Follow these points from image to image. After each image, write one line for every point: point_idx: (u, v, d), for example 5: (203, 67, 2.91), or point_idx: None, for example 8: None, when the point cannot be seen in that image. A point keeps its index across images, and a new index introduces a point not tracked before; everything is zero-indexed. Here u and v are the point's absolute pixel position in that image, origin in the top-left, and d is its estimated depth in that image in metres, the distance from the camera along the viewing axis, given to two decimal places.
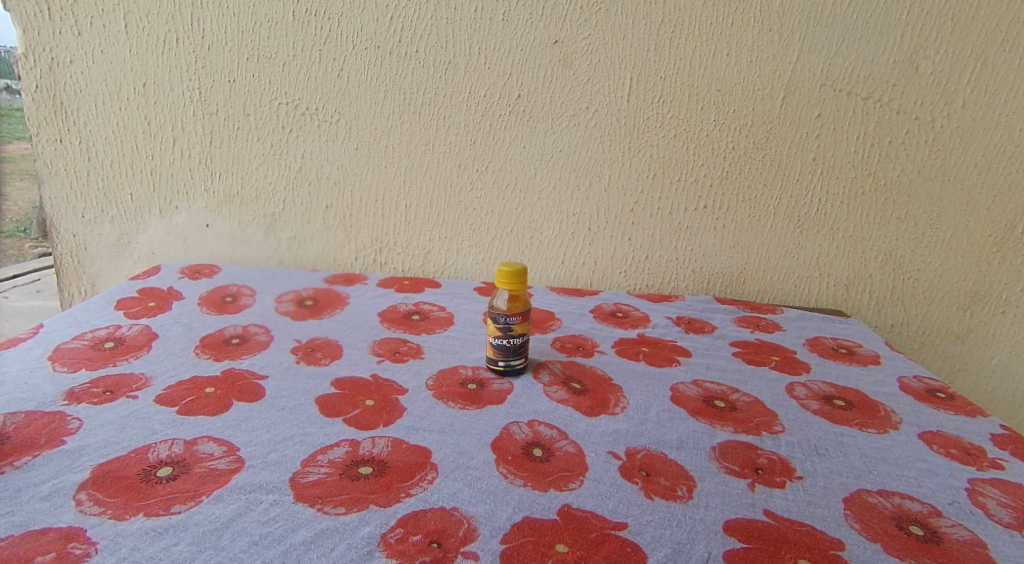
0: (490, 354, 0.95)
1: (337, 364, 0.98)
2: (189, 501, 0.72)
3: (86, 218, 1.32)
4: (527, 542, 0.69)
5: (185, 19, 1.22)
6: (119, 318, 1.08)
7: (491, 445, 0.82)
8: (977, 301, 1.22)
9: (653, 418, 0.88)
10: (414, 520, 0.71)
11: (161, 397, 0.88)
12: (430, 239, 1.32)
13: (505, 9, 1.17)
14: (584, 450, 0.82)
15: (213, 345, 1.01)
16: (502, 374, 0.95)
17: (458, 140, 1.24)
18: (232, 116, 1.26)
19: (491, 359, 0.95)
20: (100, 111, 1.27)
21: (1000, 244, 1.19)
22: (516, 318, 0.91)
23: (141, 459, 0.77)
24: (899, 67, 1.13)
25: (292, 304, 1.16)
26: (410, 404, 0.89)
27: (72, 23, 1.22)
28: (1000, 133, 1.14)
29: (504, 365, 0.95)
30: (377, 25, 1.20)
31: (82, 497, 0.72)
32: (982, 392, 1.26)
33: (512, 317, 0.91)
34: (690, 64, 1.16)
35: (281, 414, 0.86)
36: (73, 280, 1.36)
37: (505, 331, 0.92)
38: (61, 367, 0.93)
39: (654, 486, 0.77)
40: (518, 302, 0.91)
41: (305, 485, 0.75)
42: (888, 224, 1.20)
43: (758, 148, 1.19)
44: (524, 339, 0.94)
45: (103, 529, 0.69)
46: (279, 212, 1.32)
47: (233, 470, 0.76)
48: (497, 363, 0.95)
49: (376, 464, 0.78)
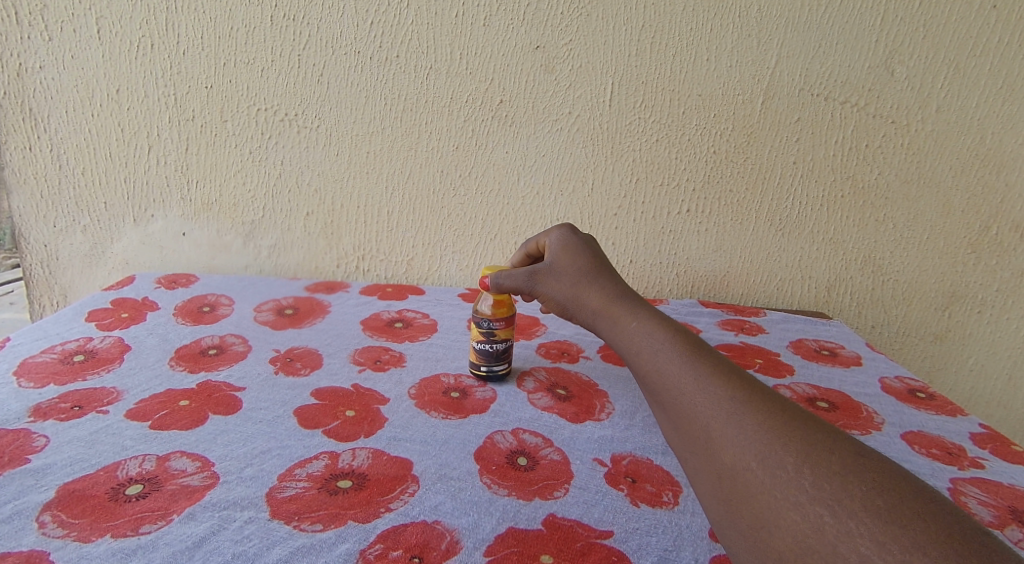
0: (472, 359, 0.93)
1: (318, 374, 0.94)
2: (159, 521, 0.66)
3: (58, 227, 1.29)
4: (511, 553, 0.64)
5: (159, 24, 1.18)
6: (90, 330, 1.04)
7: (473, 454, 0.77)
8: (955, 301, 1.25)
9: (638, 424, 0.85)
10: (394, 535, 0.65)
11: (132, 412, 0.83)
12: (413, 245, 1.30)
13: (486, 14, 1.16)
14: (570, 458, 0.77)
15: (188, 357, 0.97)
16: (485, 380, 0.92)
17: (441, 146, 1.23)
18: (209, 122, 1.23)
19: (474, 363, 0.92)
20: (71, 117, 1.23)
21: (975, 245, 1.21)
22: (499, 322, 0.89)
23: (110, 477, 0.71)
24: (874, 73, 1.15)
25: (272, 313, 1.13)
26: (392, 414, 0.84)
27: (41, 28, 1.18)
28: (972, 136, 1.16)
29: (486, 370, 0.91)
30: (357, 30, 1.17)
31: (46, 518, 0.66)
32: (960, 391, 1.30)
33: (496, 322, 0.89)
34: (671, 69, 1.16)
35: (259, 427, 0.80)
36: (44, 291, 1.33)
37: (488, 336, 0.90)
38: (28, 383, 0.88)
39: (640, 493, 0.72)
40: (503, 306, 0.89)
41: (282, 501, 0.69)
42: (867, 227, 1.22)
43: (739, 152, 1.20)
44: (508, 344, 0.92)
45: (66, 552, 0.62)
46: (259, 220, 1.30)
47: (207, 487, 0.70)
48: (480, 368, 0.92)
49: (356, 477, 0.72)
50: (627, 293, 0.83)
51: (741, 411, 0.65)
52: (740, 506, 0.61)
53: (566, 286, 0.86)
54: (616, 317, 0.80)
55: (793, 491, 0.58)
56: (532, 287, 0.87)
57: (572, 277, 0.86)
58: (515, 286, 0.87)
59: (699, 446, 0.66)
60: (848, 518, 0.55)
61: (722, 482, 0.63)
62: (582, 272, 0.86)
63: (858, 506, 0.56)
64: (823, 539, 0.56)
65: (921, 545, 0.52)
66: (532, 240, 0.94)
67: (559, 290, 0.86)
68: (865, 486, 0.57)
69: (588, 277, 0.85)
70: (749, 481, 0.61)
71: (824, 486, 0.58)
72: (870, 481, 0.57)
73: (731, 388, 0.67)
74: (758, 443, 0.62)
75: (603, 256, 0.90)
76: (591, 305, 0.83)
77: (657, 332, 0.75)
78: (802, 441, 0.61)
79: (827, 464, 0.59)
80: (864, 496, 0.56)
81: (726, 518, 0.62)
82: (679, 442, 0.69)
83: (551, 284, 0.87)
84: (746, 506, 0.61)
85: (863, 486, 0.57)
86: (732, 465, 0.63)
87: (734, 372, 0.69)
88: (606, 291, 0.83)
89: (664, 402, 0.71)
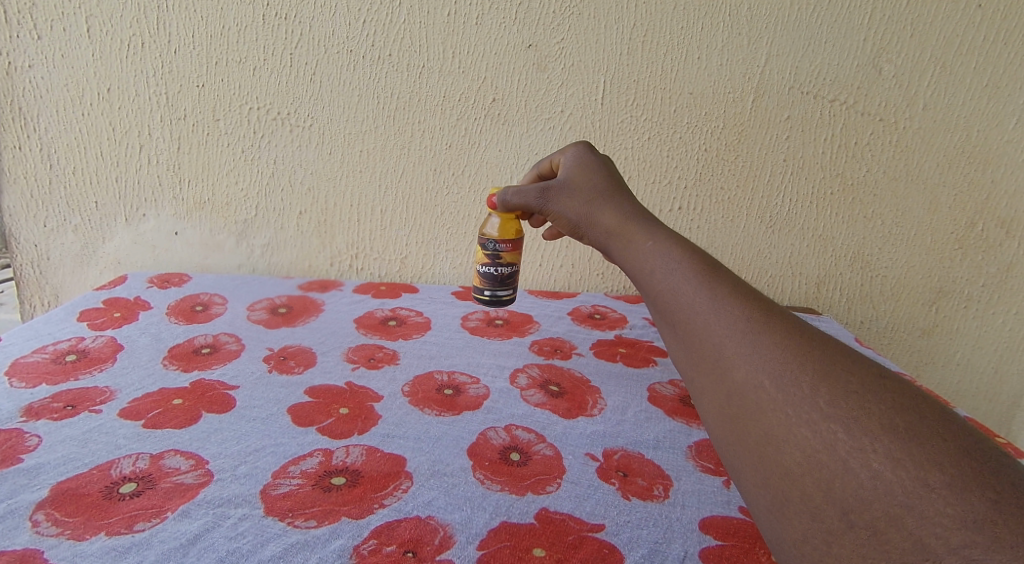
0: (477, 283, 0.96)
1: (311, 372, 0.94)
2: (154, 518, 0.66)
3: (49, 227, 1.29)
4: (504, 546, 0.64)
5: (150, 23, 1.18)
6: (81, 330, 1.03)
7: (467, 450, 0.77)
8: (942, 297, 1.26)
9: (630, 419, 0.86)
10: (388, 530, 0.65)
11: (126, 411, 0.83)
12: (406, 243, 1.31)
13: (479, 13, 1.16)
14: (562, 453, 0.78)
15: (181, 356, 0.97)
16: (488, 303, 0.96)
17: (434, 144, 1.23)
18: (201, 121, 1.23)
19: (478, 288, 0.96)
20: (61, 116, 1.23)
21: (961, 242, 1.23)
22: (505, 245, 0.92)
23: (104, 476, 0.71)
24: (862, 71, 1.15)
25: (265, 312, 1.13)
26: (386, 412, 0.84)
27: (30, 26, 1.18)
28: (959, 133, 1.17)
29: (490, 294, 0.95)
30: (349, 29, 1.17)
31: (39, 517, 0.65)
32: (948, 385, 1.31)
33: (502, 244, 0.92)
34: (662, 67, 1.17)
35: (253, 425, 0.80)
36: (35, 291, 1.33)
37: (493, 259, 0.93)
38: (20, 383, 0.88)
39: (631, 487, 0.73)
40: (509, 227, 0.92)
41: (276, 498, 0.69)
42: (857, 223, 1.23)
43: (730, 149, 1.21)
44: (513, 269, 0.95)
45: (59, 550, 0.62)
46: (251, 219, 1.30)
47: (202, 484, 0.70)
48: (483, 293, 0.95)
49: (350, 474, 0.73)
50: (645, 213, 0.74)
51: (758, 330, 0.57)
52: (747, 423, 0.55)
53: (577, 203, 0.79)
54: (630, 237, 0.72)
55: (807, 408, 0.52)
56: (542, 205, 0.83)
57: (585, 195, 0.79)
58: (525, 203, 0.85)
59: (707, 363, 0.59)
60: (863, 435, 0.49)
61: (731, 400, 0.56)
62: (597, 190, 0.79)
63: (874, 423, 0.49)
64: (833, 455, 0.50)
65: (938, 462, 0.47)
66: (547, 160, 0.90)
67: (570, 207, 0.80)
68: (883, 404, 0.50)
69: (603, 195, 0.78)
70: (759, 399, 0.55)
71: (840, 403, 0.51)
72: (889, 399, 0.50)
73: (748, 307, 0.59)
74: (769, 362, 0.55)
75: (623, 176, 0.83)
76: (604, 224, 0.75)
77: (675, 252, 0.66)
78: (820, 358, 0.54)
79: (844, 382, 0.52)
80: (882, 414, 0.50)
81: (731, 438, 0.57)
82: (684, 358, 0.62)
83: (562, 202, 0.81)
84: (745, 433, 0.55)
85: (881, 404, 0.50)
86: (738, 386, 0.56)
87: (752, 290, 0.61)
88: (623, 211, 0.75)
89: (672, 319, 0.63)
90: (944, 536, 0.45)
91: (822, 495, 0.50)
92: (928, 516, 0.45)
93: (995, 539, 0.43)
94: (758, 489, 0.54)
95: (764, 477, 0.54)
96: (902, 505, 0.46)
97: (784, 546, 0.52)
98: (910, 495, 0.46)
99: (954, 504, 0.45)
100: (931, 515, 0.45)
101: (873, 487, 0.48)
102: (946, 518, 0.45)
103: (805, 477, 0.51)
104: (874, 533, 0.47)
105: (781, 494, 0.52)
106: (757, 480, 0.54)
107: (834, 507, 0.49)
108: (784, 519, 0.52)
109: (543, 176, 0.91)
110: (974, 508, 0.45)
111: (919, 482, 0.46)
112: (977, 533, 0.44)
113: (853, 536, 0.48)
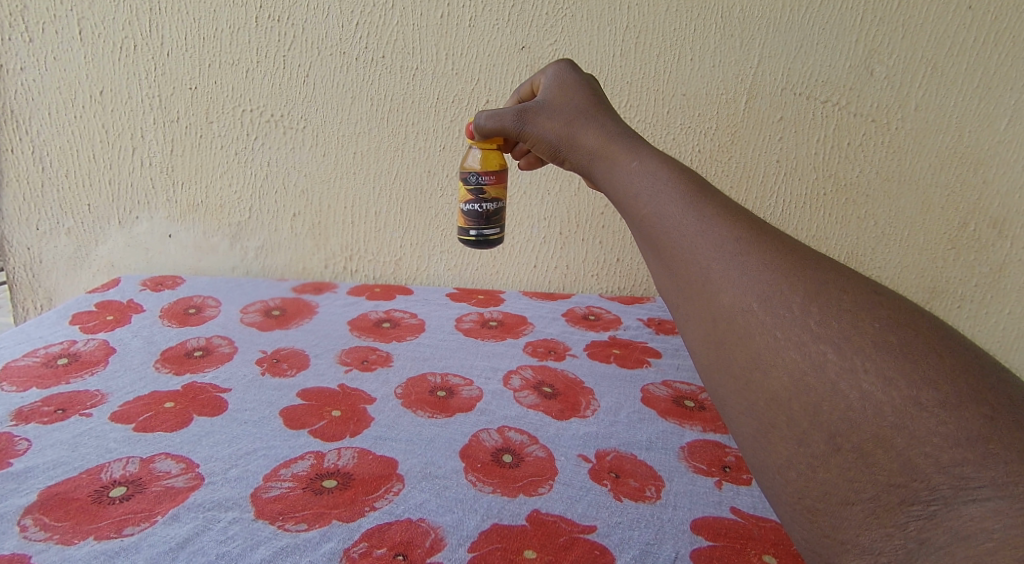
0: (461, 224, 0.93)
1: (303, 375, 0.94)
2: (143, 522, 0.65)
3: (41, 230, 1.29)
4: (495, 549, 0.64)
5: (143, 25, 1.18)
6: (74, 333, 1.03)
7: (459, 452, 0.77)
8: (935, 297, 1.26)
9: (623, 420, 0.86)
10: (378, 533, 0.65)
11: (117, 414, 0.82)
12: (401, 245, 1.30)
13: (471, 15, 1.16)
14: (555, 455, 0.78)
15: (174, 359, 0.97)
16: (475, 245, 0.93)
17: (428, 146, 1.23)
18: (194, 124, 1.23)
19: (462, 230, 0.93)
20: (53, 118, 1.22)
21: (954, 241, 1.23)
22: (488, 177, 0.90)
23: (93, 480, 0.71)
24: (855, 72, 1.16)
25: (258, 315, 1.13)
26: (378, 414, 0.84)
27: (21, 29, 1.17)
28: (951, 134, 1.17)
29: (476, 234, 0.92)
30: (342, 31, 1.17)
31: (27, 522, 0.65)
32: None
33: (485, 176, 0.90)
34: (656, 69, 1.17)
35: (244, 428, 0.80)
36: (28, 295, 1.32)
37: (476, 194, 0.91)
38: (11, 386, 0.88)
39: (623, 487, 0.73)
40: (491, 161, 0.91)
41: (267, 502, 0.69)
42: (850, 223, 1.23)
43: (723, 150, 1.21)
44: (498, 207, 0.93)
45: (48, 555, 0.61)
46: (245, 221, 1.29)
47: (192, 488, 0.70)
48: (469, 234, 0.93)
49: (341, 477, 0.72)
50: (633, 135, 0.69)
51: (748, 251, 0.52)
52: (733, 348, 0.51)
53: (557, 124, 0.75)
54: (613, 159, 0.67)
55: (796, 329, 0.48)
56: (520, 128, 0.78)
57: (564, 115, 0.75)
58: (502, 126, 0.80)
59: (693, 292, 0.54)
60: (854, 354, 0.45)
61: (716, 326, 0.52)
62: (578, 110, 0.74)
63: (867, 342, 0.45)
64: (822, 378, 0.46)
65: (932, 379, 0.43)
66: (527, 86, 0.86)
67: (550, 128, 0.75)
68: (878, 321, 0.46)
69: (584, 115, 0.73)
70: (747, 324, 0.50)
71: (831, 324, 0.47)
72: (884, 317, 0.46)
73: (739, 229, 0.54)
74: (760, 280, 0.51)
75: (604, 94, 0.77)
76: (587, 145, 0.71)
77: (663, 173, 0.61)
78: (813, 278, 0.50)
79: (836, 300, 0.48)
80: (876, 332, 0.45)
81: (715, 362, 0.53)
82: (671, 284, 0.57)
83: (541, 124, 0.77)
84: (728, 357, 0.52)
85: (877, 323, 0.46)
86: (726, 313, 0.52)
87: (745, 209, 0.56)
88: (609, 132, 0.70)
89: (657, 243, 0.58)
90: (933, 455, 0.41)
91: (809, 419, 0.46)
92: (918, 436, 0.42)
93: (989, 456, 0.40)
94: (743, 417, 0.51)
95: (749, 405, 0.50)
96: (892, 426, 0.43)
97: (768, 473, 0.49)
98: (900, 414, 0.43)
99: (948, 422, 0.41)
100: (922, 434, 0.42)
101: (862, 409, 0.44)
102: (937, 437, 0.41)
103: (792, 401, 0.47)
104: (859, 456, 0.44)
105: (768, 420, 0.49)
106: (743, 407, 0.50)
107: (820, 431, 0.46)
108: (768, 446, 0.49)
109: (523, 101, 0.88)
110: (968, 425, 0.41)
111: (910, 401, 0.43)
112: (969, 450, 0.40)
113: (839, 461, 0.45)
